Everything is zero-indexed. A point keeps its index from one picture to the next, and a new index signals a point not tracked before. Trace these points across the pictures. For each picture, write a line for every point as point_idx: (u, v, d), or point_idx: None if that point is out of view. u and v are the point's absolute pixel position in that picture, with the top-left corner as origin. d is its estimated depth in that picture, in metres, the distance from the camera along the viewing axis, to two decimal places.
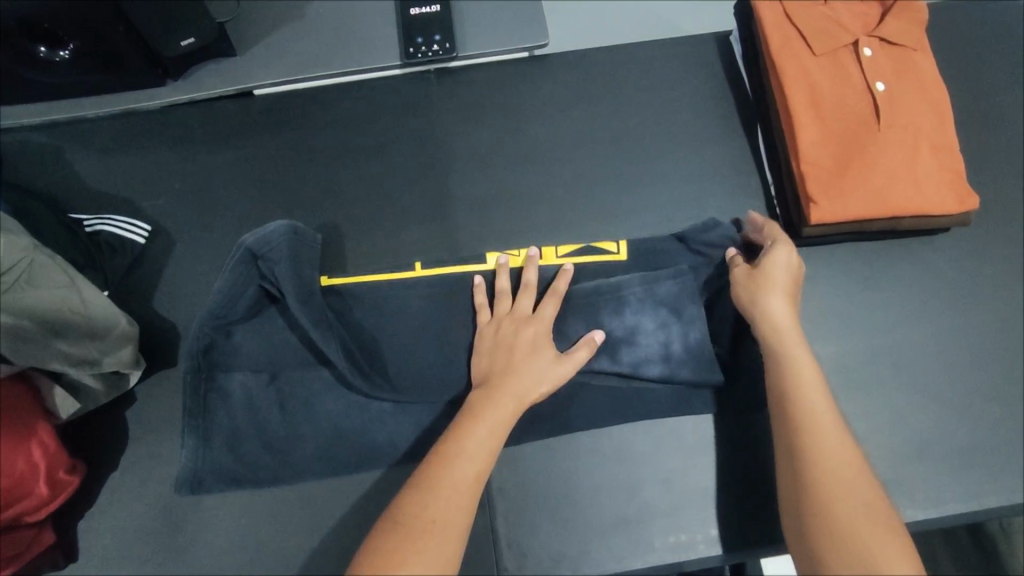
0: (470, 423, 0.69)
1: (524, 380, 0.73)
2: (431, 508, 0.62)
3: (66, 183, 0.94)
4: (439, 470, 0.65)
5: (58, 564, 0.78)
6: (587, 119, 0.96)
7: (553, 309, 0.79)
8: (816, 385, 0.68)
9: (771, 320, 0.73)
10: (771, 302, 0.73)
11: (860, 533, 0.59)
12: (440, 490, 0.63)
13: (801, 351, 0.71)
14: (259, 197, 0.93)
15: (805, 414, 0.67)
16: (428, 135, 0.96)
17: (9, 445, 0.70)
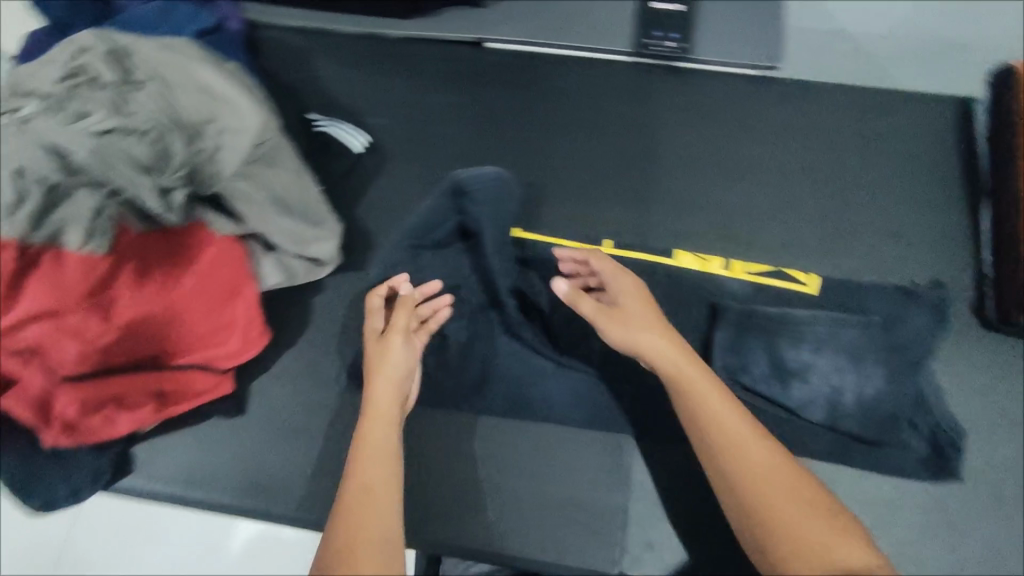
0: (369, 451, 0.71)
1: (384, 398, 0.75)
2: (360, 525, 0.64)
3: (307, 85, 1.03)
4: (360, 497, 0.67)
5: (229, 414, 0.85)
6: (803, 149, 0.95)
7: (401, 313, 0.80)
8: (733, 422, 0.68)
9: (650, 352, 0.74)
10: (642, 334, 0.74)
11: None
12: (368, 517, 0.65)
13: (704, 386, 0.71)
14: (472, 140, 0.98)
15: (740, 459, 0.67)
16: (642, 126, 0.98)
17: (223, 297, 0.80)
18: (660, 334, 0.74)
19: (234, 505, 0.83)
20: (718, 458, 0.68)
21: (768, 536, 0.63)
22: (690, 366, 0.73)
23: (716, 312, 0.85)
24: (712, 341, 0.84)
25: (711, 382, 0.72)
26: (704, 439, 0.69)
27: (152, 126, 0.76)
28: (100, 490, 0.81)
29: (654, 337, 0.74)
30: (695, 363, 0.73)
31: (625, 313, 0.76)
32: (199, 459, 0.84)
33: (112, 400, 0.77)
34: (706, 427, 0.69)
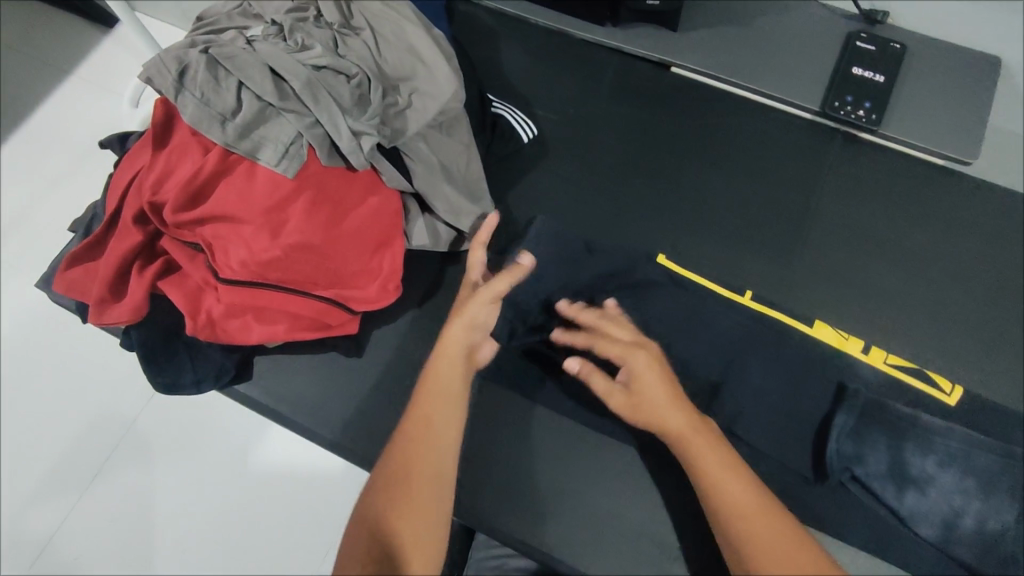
0: (431, 390, 0.71)
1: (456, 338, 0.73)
2: (420, 459, 0.67)
3: (489, 65, 1.06)
4: (413, 432, 0.68)
5: (348, 352, 0.89)
6: (972, 253, 0.90)
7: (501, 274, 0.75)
8: (719, 467, 0.66)
9: (639, 378, 0.71)
10: (635, 357, 0.72)
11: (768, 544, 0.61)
12: (421, 449, 0.67)
13: (673, 412, 0.69)
14: (632, 157, 0.98)
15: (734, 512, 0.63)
16: (807, 188, 0.95)
17: (375, 244, 0.84)
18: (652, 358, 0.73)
19: (326, 438, 0.87)
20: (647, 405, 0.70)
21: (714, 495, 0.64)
22: (660, 391, 0.70)
23: (842, 394, 0.80)
24: (829, 423, 0.79)
25: (688, 407, 0.70)
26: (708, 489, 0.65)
27: (358, 70, 0.82)
28: (218, 387, 0.85)
29: (643, 359, 0.72)
30: (663, 378, 0.71)
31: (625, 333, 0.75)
32: (308, 387, 0.88)
33: (254, 311, 0.81)
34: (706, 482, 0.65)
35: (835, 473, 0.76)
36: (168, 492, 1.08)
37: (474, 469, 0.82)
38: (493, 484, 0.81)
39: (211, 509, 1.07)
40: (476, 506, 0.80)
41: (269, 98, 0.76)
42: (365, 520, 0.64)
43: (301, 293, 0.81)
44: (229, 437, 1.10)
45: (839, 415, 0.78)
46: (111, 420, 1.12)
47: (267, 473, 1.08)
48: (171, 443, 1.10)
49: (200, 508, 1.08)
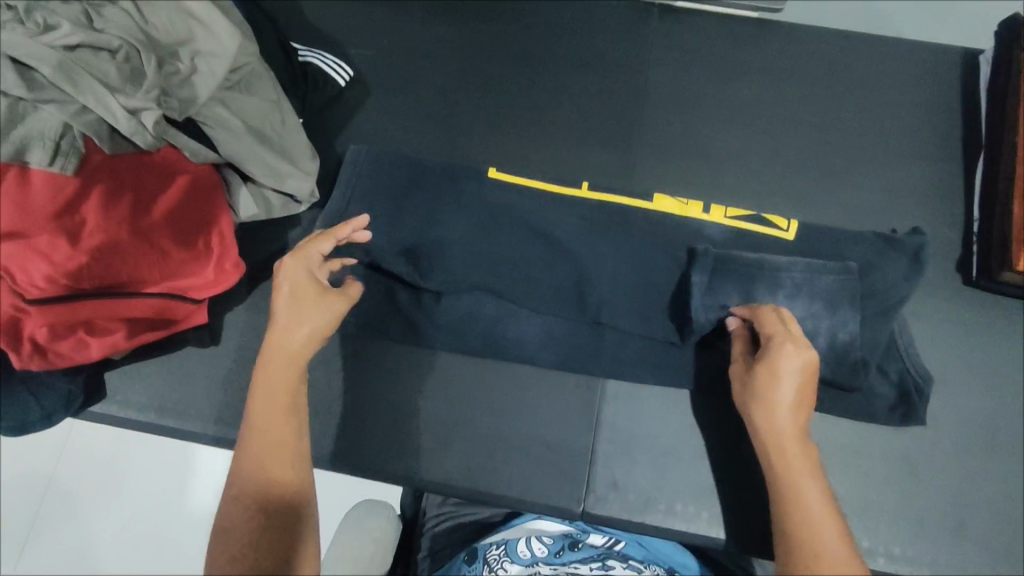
0: (264, 382, 0.66)
1: (293, 336, 0.67)
2: (274, 397, 0.66)
3: (290, 11, 0.99)
4: (265, 421, 0.65)
5: (203, 342, 0.84)
6: (798, 96, 0.92)
7: (356, 283, 0.73)
8: (810, 484, 0.61)
9: (765, 379, 0.65)
10: (777, 354, 0.65)
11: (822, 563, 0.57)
12: (277, 399, 0.66)
13: (796, 442, 0.63)
14: (457, 75, 0.95)
15: (794, 519, 0.60)
16: (636, 67, 0.94)
17: (191, 225, 0.78)
18: (806, 363, 0.64)
19: (197, 435, 0.82)
20: (765, 421, 0.65)
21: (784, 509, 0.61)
22: (799, 418, 0.64)
23: (693, 256, 0.80)
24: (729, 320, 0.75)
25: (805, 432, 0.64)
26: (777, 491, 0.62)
27: (121, 43, 0.74)
28: (72, 414, 0.80)
29: (786, 363, 0.64)
30: (796, 395, 0.64)
31: (795, 344, 0.65)
32: (168, 388, 0.84)
33: (82, 325, 0.75)
34: (784, 501, 0.61)
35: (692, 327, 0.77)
36: (106, 535, 0.97)
37: (356, 422, 0.80)
38: (379, 432, 0.80)
39: (161, 539, 0.97)
40: (365, 457, 0.79)
41: (16, 91, 0.67)
42: (257, 521, 0.60)
43: (128, 296, 0.76)
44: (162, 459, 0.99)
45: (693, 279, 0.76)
46: (21, 481, 0.99)
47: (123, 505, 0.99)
48: (92, 486, 0.98)
49: (149, 541, 0.97)
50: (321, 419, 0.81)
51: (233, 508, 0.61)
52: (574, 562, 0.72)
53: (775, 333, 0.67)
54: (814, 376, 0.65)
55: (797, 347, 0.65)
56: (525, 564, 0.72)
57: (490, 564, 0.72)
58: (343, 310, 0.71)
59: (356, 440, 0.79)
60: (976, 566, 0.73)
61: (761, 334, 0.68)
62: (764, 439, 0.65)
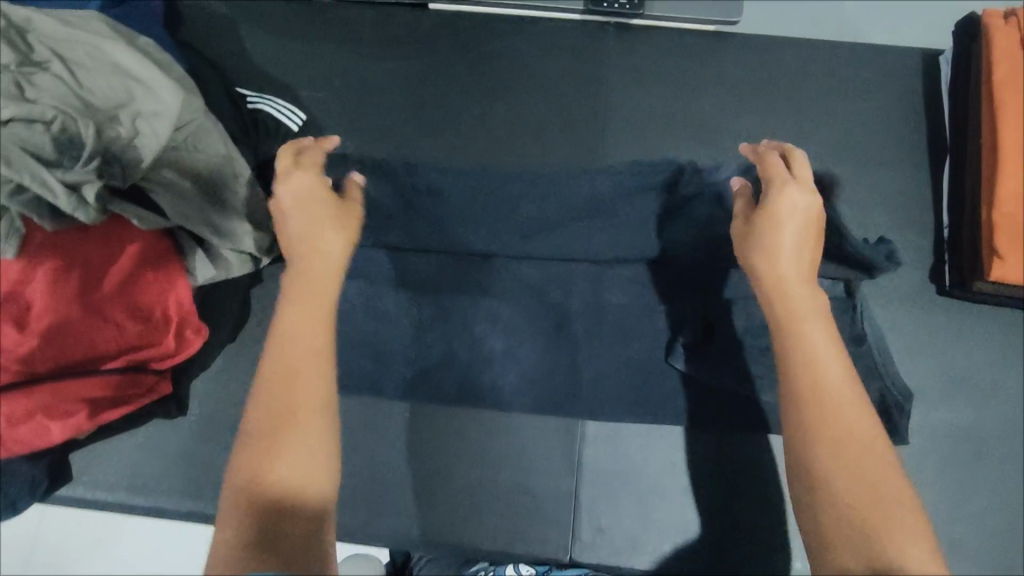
0: (293, 310, 0.62)
1: (326, 258, 0.66)
2: (287, 349, 0.59)
3: (234, 57, 0.95)
4: (280, 369, 0.58)
5: (171, 414, 0.81)
6: (761, 110, 0.90)
7: (356, 189, 0.74)
8: (827, 353, 0.57)
9: (774, 207, 0.63)
10: (782, 197, 0.63)
11: (834, 425, 0.54)
12: (293, 358, 0.59)
13: (799, 284, 0.61)
14: (413, 111, 0.92)
15: (806, 384, 0.56)
16: (594, 91, 0.92)
17: (146, 295, 0.76)
18: (809, 206, 0.63)
19: (171, 510, 0.80)
20: (770, 253, 0.62)
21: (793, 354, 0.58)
22: (801, 258, 0.62)
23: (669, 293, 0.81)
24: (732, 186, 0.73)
25: (806, 274, 0.62)
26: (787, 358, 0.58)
27: (57, 112, 0.69)
28: (38, 497, 0.76)
29: (794, 198, 0.63)
30: (802, 244, 0.63)
31: (801, 190, 0.64)
32: (139, 463, 0.81)
33: (39, 411, 0.70)
34: (790, 361, 0.57)
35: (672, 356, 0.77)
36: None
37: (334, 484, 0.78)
38: (357, 493, 0.78)
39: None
40: (346, 520, 0.77)
41: None
42: (245, 519, 0.52)
43: (86, 374, 0.73)
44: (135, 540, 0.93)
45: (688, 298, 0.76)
46: None
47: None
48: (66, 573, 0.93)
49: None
50: None
51: (229, 495, 0.53)
52: None
53: (781, 177, 0.65)
54: (818, 236, 0.64)
55: (803, 194, 0.64)
56: None
57: None
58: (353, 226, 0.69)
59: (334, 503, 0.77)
60: None
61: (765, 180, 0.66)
62: (773, 282, 0.61)
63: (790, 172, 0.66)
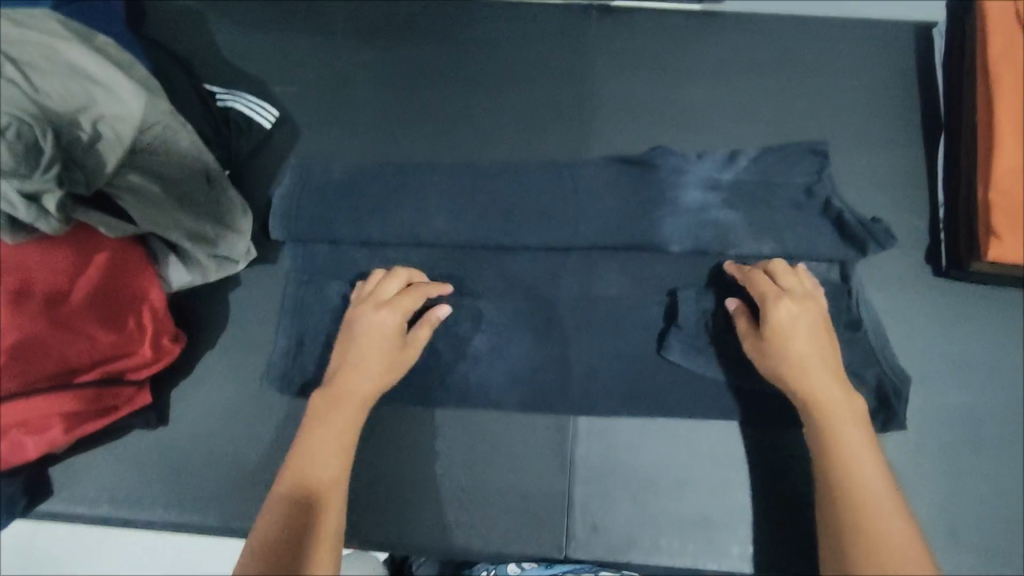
0: (315, 424, 0.70)
1: (356, 385, 0.71)
2: (315, 436, 0.69)
3: (203, 52, 0.92)
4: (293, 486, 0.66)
5: (150, 424, 0.79)
6: (750, 91, 0.87)
7: (427, 329, 0.73)
8: (865, 459, 0.62)
9: (778, 326, 0.67)
10: (780, 313, 0.67)
11: (881, 544, 0.58)
12: (319, 444, 0.68)
13: (828, 387, 0.66)
14: (390, 104, 0.89)
15: (850, 509, 0.60)
16: (578, 78, 0.89)
17: (118, 304, 0.74)
18: (807, 314, 0.68)
19: (155, 522, 0.78)
20: (789, 377, 0.67)
21: (833, 484, 0.62)
22: (821, 367, 0.66)
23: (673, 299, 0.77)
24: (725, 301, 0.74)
25: (833, 377, 0.66)
26: (834, 475, 0.62)
27: (11, 118, 0.65)
28: (19, 513, 0.74)
29: (790, 310, 0.68)
30: (814, 347, 0.67)
31: (797, 301, 0.68)
32: (120, 476, 0.79)
33: (14, 428, 0.69)
34: (842, 488, 0.62)
35: (665, 347, 0.75)
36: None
37: None
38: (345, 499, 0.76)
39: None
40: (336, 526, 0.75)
41: None
42: None
43: (61, 390, 0.70)
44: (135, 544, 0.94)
45: (682, 293, 0.76)
46: None
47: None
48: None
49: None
50: None
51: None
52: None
53: (774, 292, 0.69)
54: (829, 340, 0.68)
55: (806, 306, 0.68)
56: None
57: None
58: (406, 354, 0.73)
59: None
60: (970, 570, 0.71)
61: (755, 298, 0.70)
62: (799, 397, 0.66)
63: (779, 284, 0.70)
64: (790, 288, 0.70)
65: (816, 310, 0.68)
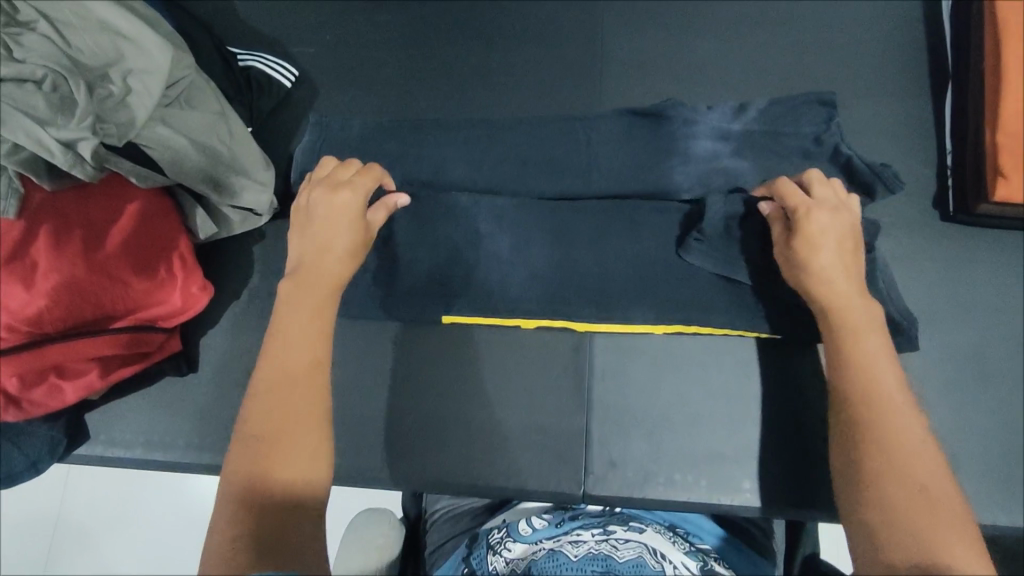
0: (289, 316, 0.65)
1: (325, 270, 0.67)
2: (294, 336, 0.64)
3: (221, 15, 0.94)
4: (274, 390, 0.61)
5: (180, 371, 0.82)
6: (759, 45, 0.89)
7: (386, 212, 0.72)
8: (878, 361, 0.60)
9: (811, 233, 0.65)
10: (814, 223, 0.65)
11: (900, 448, 0.55)
12: (297, 344, 0.63)
13: (853, 299, 0.63)
14: (407, 62, 0.91)
15: (868, 409, 0.58)
16: (590, 34, 0.91)
17: (149, 252, 0.76)
18: (839, 224, 0.66)
19: (188, 465, 0.81)
20: (811, 282, 0.65)
21: (850, 387, 0.59)
22: (847, 276, 0.64)
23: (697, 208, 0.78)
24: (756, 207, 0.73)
25: (857, 287, 0.64)
26: (845, 376, 0.60)
27: (45, 70, 0.68)
28: (59, 457, 0.77)
29: (825, 219, 0.65)
30: (842, 256, 0.65)
31: (827, 211, 0.66)
32: (153, 421, 0.82)
33: (52, 369, 0.71)
34: (859, 388, 0.59)
35: (685, 248, 0.76)
36: (123, 562, 1.02)
37: (347, 432, 0.79)
38: (370, 438, 0.79)
39: (177, 567, 1.02)
40: (360, 466, 0.78)
41: None
42: (239, 517, 0.54)
43: (95, 332, 0.73)
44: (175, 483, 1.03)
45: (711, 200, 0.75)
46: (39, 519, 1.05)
47: (125, 523, 1.03)
48: (110, 508, 1.04)
49: (167, 568, 1.02)
50: None
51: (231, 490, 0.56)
52: (575, 529, 0.71)
53: (803, 202, 0.67)
54: (858, 250, 0.65)
55: (837, 216, 0.66)
56: (530, 541, 0.70)
57: (493, 547, 0.71)
58: (367, 237, 0.70)
59: (348, 449, 0.79)
60: (976, 501, 0.74)
61: (786, 209, 0.68)
62: (818, 302, 0.64)
63: (812, 195, 0.68)
64: (828, 198, 0.67)
65: (850, 220, 0.66)
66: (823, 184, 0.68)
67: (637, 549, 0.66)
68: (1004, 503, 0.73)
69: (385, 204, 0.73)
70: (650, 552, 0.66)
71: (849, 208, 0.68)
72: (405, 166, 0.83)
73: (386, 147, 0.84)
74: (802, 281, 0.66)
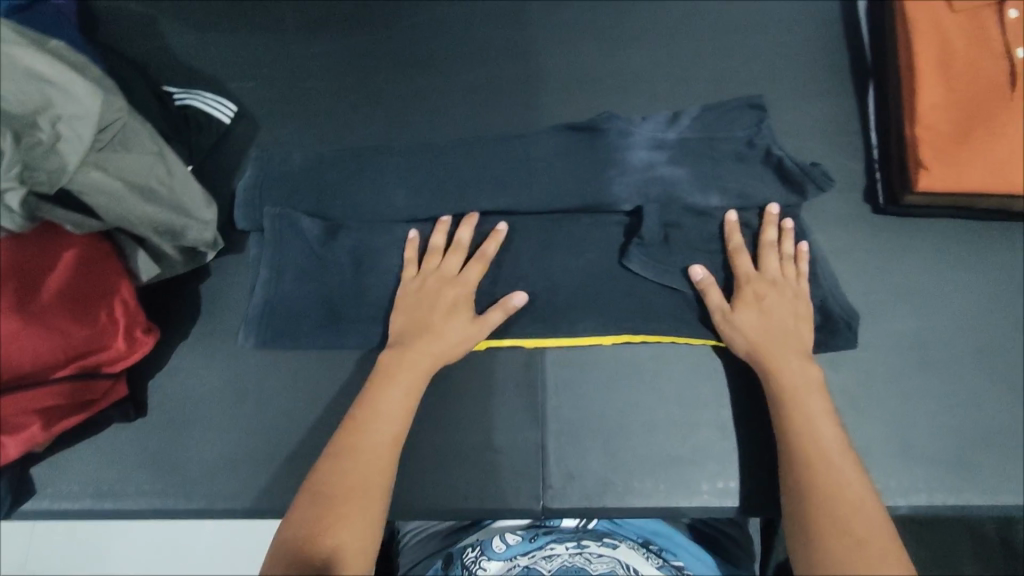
0: (382, 387, 0.71)
1: (427, 351, 0.73)
2: (382, 411, 0.69)
3: (158, 56, 0.94)
4: (346, 454, 0.66)
5: (128, 417, 0.81)
6: (689, 56, 0.91)
7: (500, 312, 0.76)
8: (817, 410, 0.67)
9: (746, 297, 0.74)
10: (750, 291, 0.74)
11: (840, 489, 0.62)
12: (379, 418, 0.69)
13: (787, 357, 0.71)
14: (346, 91, 0.92)
15: (807, 453, 0.65)
16: (525, 54, 0.92)
17: (88, 300, 0.74)
18: (775, 291, 0.74)
19: (139, 512, 0.79)
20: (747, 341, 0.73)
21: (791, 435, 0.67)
22: (782, 336, 0.72)
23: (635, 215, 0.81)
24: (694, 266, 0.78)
25: (795, 348, 0.72)
26: (786, 425, 0.67)
27: None
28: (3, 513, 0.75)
29: (762, 287, 0.74)
30: (778, 319, 0.73)
31: (771, 285, 0.75)
32: (102, 469, 0.81)
33: None
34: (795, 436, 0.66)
35: (627, 256, 0.78)
36: None
37: (302, 464, 0.78)
38: None
39: None
40: None
41: None
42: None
43: (35, 386, 0.70)
44: (138, 534, 1.00)
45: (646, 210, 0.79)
46: None
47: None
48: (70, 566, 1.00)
49: None
50: (265, 468, 0.79)
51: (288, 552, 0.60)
52: (548, 544, 0.74)
53: (750, 272, 0.76)
54: (795, 318, 0.73)
55: (780, 290, 0.74)
56: (504, 558, 0.73)
57: (468, 567, 0.73)
58: (481, 336, 0.75)
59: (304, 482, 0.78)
60: (928, 484, 0.75)
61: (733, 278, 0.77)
62: (761, 361, 0.71)
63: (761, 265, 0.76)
64: (771, 269, 0.76)
65: (795, 289, 0.75)
66: (773, 252, 0.77)
67: (610, 562, 0.70)
68: (954, 484, 0.75)
69: (501, 305, 0.76)
70: (623, 566, 0.69)
71: (790, 278, 0.76)
72: (348, 195, 0.84)
73: (328, 177, 0.84)
74: (738, 339, 0.73)
